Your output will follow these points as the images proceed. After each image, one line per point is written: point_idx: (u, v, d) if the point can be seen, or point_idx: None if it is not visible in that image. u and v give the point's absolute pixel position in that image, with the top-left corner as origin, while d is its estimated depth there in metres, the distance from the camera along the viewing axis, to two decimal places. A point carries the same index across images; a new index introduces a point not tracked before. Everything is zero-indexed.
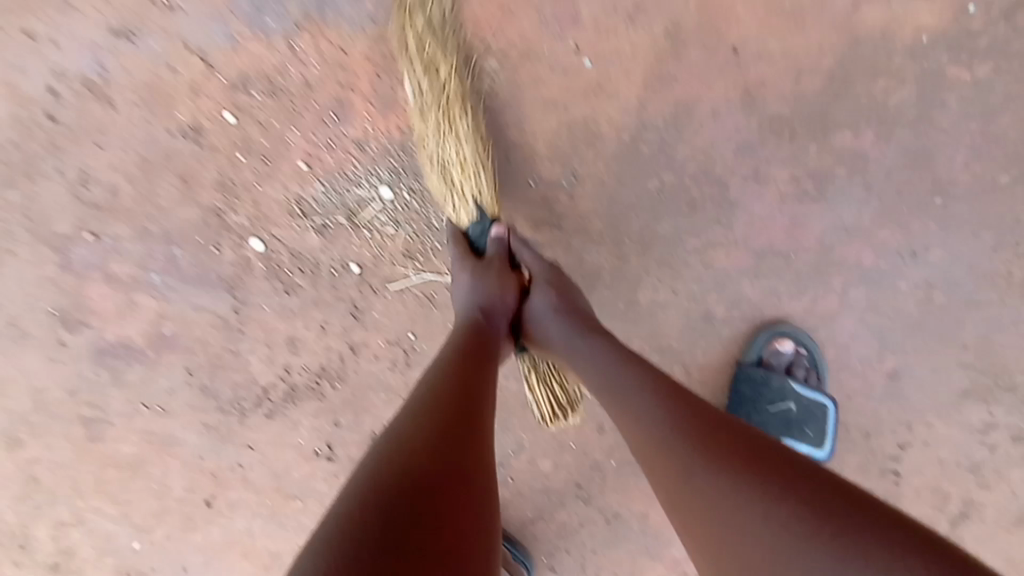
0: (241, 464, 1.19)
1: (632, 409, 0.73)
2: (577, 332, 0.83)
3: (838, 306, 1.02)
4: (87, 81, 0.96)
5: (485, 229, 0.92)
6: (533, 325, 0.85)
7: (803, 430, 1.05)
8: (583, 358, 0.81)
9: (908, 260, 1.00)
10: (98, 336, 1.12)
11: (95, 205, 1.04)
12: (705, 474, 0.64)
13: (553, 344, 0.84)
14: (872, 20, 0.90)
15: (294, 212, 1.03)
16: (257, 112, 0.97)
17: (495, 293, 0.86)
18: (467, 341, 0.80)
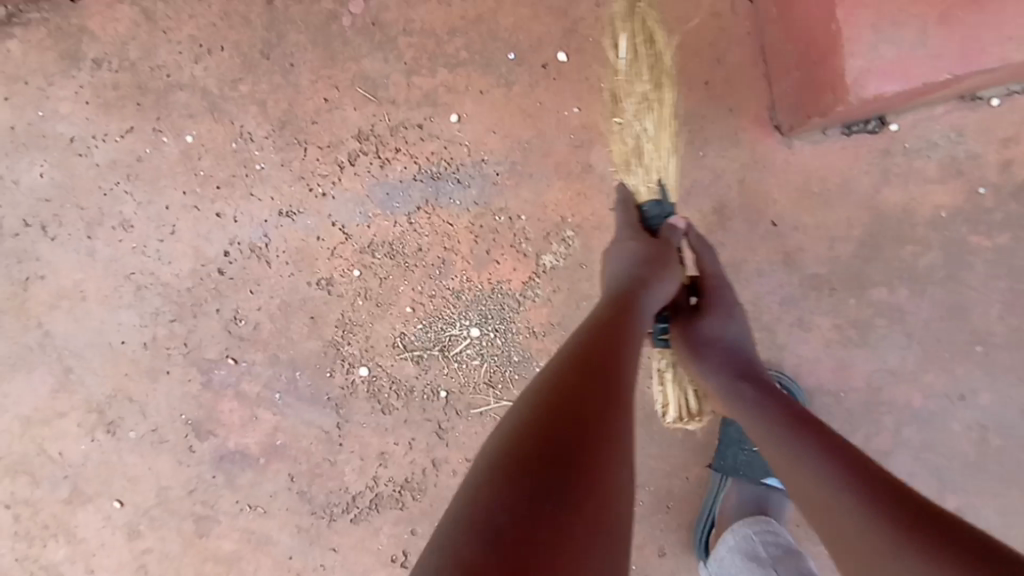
0: (323, 566, 1.27)
1: (784, 447, 0.72)
2: (732, 378, 0.86)
3: (891, 443, 1.10)
4: (253, 246, 1.25)
5: (665, 212, 0.99)
6: (691, 340, 0.91)
7: None
8: (736, 398, 0.83)
9: (957, 403, 1.08)
10: (221, 444, 1.29)
11: (240, 336, 1.27)
12: (856, 517, 0.60)
13: (700, 370, 0.89)
14: (893, 199, 1.06)
15: (397, 346, 1.22)
16: (378, 268, 1.22)
17: (658, 282, 0.90)
18: (614, 314, 0.84)
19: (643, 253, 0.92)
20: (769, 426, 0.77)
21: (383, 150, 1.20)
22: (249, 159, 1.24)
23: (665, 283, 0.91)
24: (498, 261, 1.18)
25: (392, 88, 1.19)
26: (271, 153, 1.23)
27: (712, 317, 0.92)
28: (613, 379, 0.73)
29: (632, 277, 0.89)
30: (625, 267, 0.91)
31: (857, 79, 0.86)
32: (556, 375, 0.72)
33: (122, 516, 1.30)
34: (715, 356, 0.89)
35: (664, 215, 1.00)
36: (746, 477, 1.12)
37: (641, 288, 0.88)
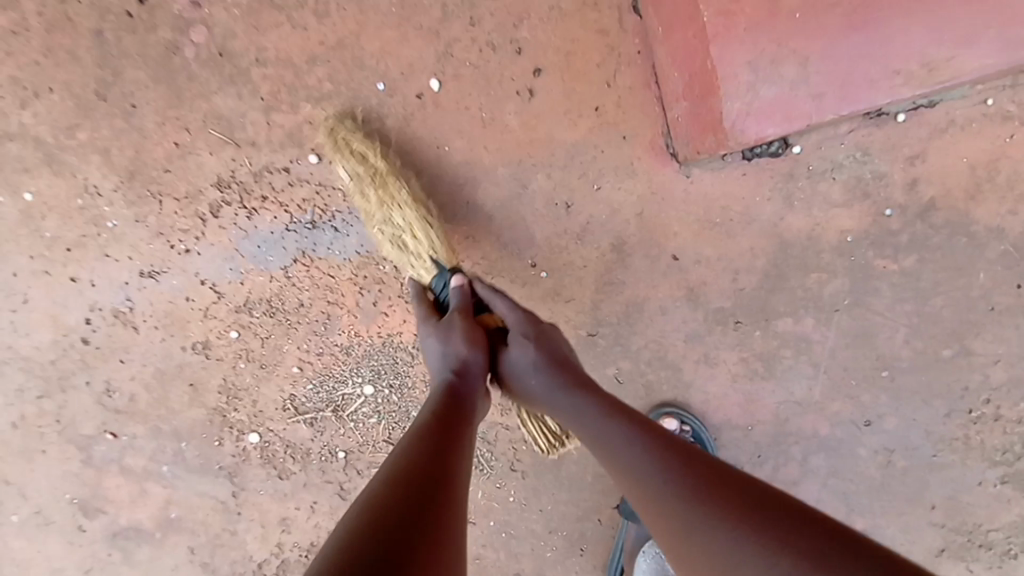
0: None
1: (622, 464, 0.67)
2: (562, 391, 0.78)
3: (798, 473, 1.06)
4: (117, 311, 1.12)
5: (447, 281, 0.95)
6: (514, 377, 0.82)
7: None
8: (572, 414, 0.76)
9: (863, 428, 1.04)
10: (112, 521, 1.20)
11: (116, 408, 1.15)
12: (711, 540, 0.54)
13: (536, 400, 0.80)
14: (798, 226, 0.98)
15: (287, 409, 1.12)
16: (257, 327, 1.10)
17: (464, 354, 0.81)
18: (444, 404, 0.74)
19: (447, 332, 0.83)
20: (619, 445, 0.69)
21: (249, 199, 1.07)
22: (98, 215, 1.09)
23: (479, 354, 0.82)
24: (388, 312, 1.09)
25: (250, 128, 1.05)
26: (122, 208, 1.09)
27: (523, 347, 0.82)
28: (443, 471, 0.61)
29: (449, 365, 0.80)
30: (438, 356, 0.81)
31: (736, 123, 0.83)
32: (385, 479, 0.57)
33: None
34: (546, 385, 0.79)
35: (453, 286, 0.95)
36: (646, 521, 1.04)
37: (458, 376, 0.79)
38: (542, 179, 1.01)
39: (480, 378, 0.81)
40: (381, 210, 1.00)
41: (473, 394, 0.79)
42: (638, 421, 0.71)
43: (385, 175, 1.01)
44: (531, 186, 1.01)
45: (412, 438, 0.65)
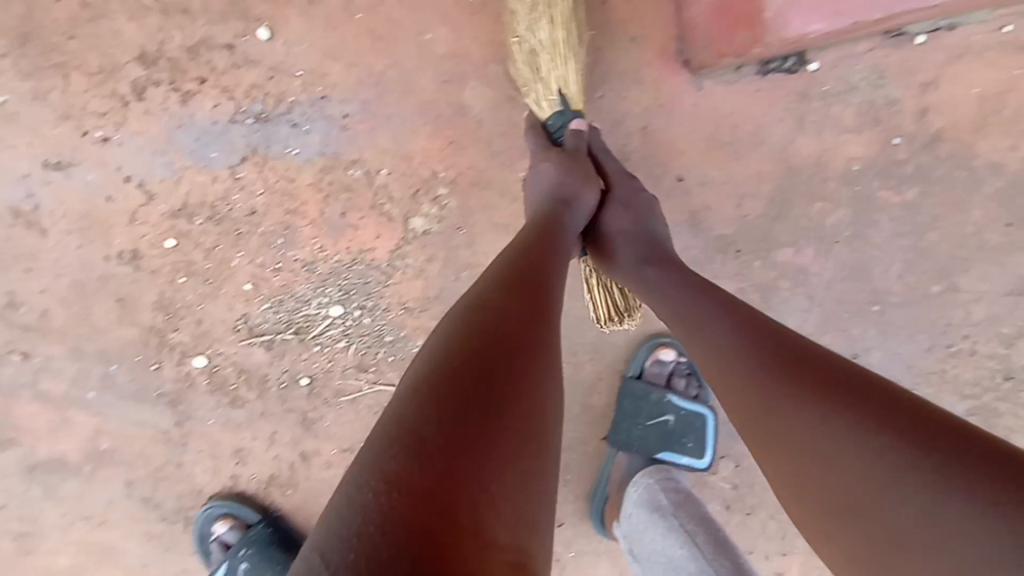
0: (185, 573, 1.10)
1: (710, 335, 0.63)
2: (641, 265, 0.74)
3: None
4: (17, 211, 0.93)
5: (566, 122, 0.84)
6: (605, 243, 0.79)
7: (684, 442, 1.08)
8: (645, 286, 0.72)
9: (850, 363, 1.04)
10: (28, 454, 1.05)
11: (25, 325, 0.99)
12: (826, 434, 0.49)
13: (616, 271, 0.77)
14: (805, 151, 0.94)
15: (239, 330, 1.00)
16: (199, 236, 0.95)
17: (569, 184, 0.77)
18: (542, 232, 0.70)
19: (567, 166, 0.78)
20: (702, 321, 0.65)
21: (181, 79, 0.88)
22: None
23: (588, 197, 0.78)
24: (358, 226, 0.95)
25: None
26: (14, 81, 0.88)
27: (618, 210, 0.80)
28: (540, 316, 0.58)
29: (554, 196, 0.76)
30: (542, 196, 0.76)
31: (780, 13, 0.76)
32: (461, 316, 0.55)
33: None
34: (631, 254, 0.76)
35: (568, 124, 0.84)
36: (640, 452, 1.08)
37: (564, 206, 0.75)
38: None
39: (581, 225, 0.77)
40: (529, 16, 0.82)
41: (573, 235, 0.74)
42: (735, 304, 0.65)
43: None
44: None
45: (512, 266, 0.63)
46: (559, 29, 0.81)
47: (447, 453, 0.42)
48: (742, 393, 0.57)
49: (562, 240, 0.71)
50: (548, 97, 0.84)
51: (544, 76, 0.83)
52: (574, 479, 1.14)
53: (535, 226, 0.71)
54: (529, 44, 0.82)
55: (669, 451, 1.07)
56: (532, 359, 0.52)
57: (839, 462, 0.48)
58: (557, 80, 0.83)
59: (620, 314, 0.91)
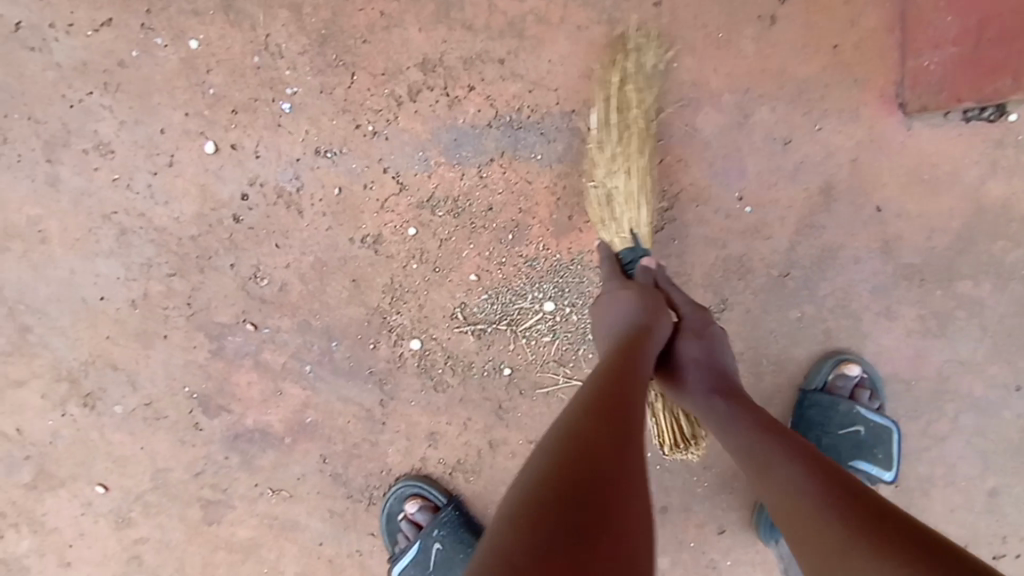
0: (358, 553, 1.07)
1: (758, 461, 0.67)
2: (711, 397, 0.77)
3: (948, 430, 1.08)
4: (280, 191, 1.00)
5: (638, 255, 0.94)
6: (673, 369, 0.82)
7: (873, 453, 1.05)
8: (712, 418, 0.75)
9: (1013, 392, 1.06)
10: (236, 422, 1.05)
11: (262, 298, 1.02)
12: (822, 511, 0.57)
13: (685, 398, 0.80)
14: (995, 194, 1.02)
15: (455, 316, 1.03)
16: (438, 227, 1.01)
17: (649, 312, 0.81)
18: (627, 340, 0.75)
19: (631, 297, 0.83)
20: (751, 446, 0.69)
21: (453, 86, 0.99)
22: (276, 80, 0.98)
23: (663, 326, 0.81)
24: (582, 230, 1.02)
25: (469, 10, 0.98)
26: (305, 75, 0.98)
27: (669, 316, 0.82)
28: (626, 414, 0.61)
29: (634, 321, 0.79)
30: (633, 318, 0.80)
31: None
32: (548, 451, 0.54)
33: (105, 504, 1.06)
34: (703, 383, 0.79)
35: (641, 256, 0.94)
36: None
37: (647, 331, 0.78)
38: (764, 112, 1.00)
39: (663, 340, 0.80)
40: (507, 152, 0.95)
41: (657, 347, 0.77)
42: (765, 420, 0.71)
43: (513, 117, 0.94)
44: (753, 117, 1.00)
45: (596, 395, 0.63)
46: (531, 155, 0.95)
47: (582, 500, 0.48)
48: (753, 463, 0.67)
49: (638, 355, 0.73)
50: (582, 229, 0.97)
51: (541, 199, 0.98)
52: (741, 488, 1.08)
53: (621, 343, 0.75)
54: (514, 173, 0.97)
55: (861, 459, 1.05)
56: (637, 435, 0.59)
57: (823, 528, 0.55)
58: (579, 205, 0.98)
59: (684, 442, 0.99)
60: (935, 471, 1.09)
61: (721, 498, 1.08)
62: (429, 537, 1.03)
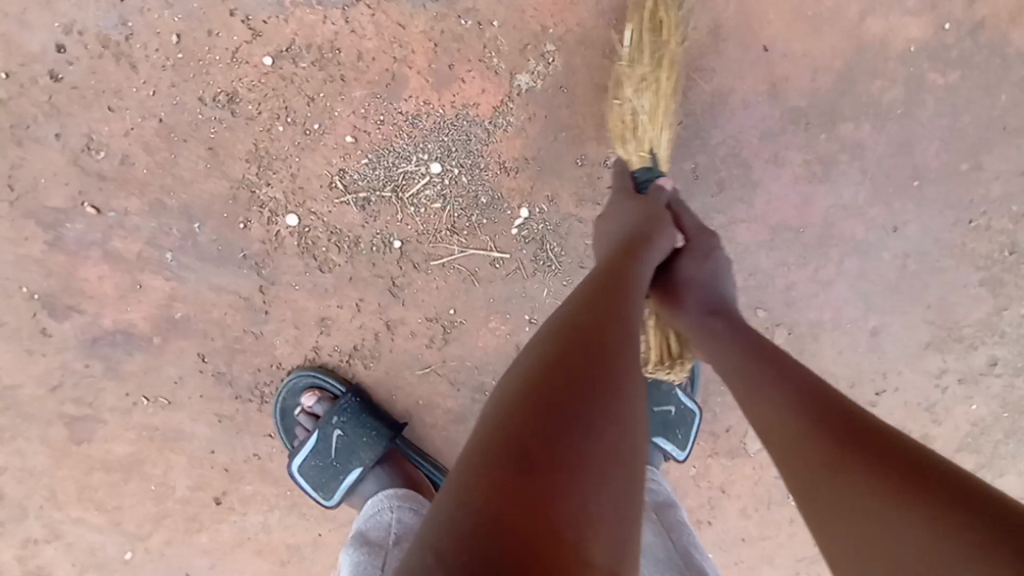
0: (258, 457, 1.02)
1: (740, 371, 0.67)
2: (707, 316, 0.75)
3: (833, 274, 1.14)
4: (104, 39, 0.86)
5: (653, 176, 0.90)
6: (683, 287, 0.79)
7: (674, 432, 1.04)
8: (709, 340, 0.73)
9: (890, 234, 1.13)
10: (91, 324, 0.93)
11: (99, 174, 0.89)
12: (820, 441, 0.54)
13: (679, 316, 0.77)
14: (873, 31, 1.03)
15: (334, 186, 0.95)
16: (303, 82, 0.91)
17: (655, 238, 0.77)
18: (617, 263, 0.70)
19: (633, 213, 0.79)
20: (743, 361, 0.67)
21: None
22: None
23: (665, 238, 0.78)
24: (464, 79, 0.95)
25: None
26: None
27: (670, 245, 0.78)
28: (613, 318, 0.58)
29: (636, 228, 0.77)
30: (624, 227, 0.78)
31: None
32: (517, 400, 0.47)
33: None
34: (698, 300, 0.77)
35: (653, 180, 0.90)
36: None
37: (642, 240, 0.75)
38: None
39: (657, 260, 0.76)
40: (636, 86, 0.93)
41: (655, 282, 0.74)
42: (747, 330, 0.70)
43: (667, 53, 0.93)
44: None
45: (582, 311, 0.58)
46: (648, 99, 0.93)
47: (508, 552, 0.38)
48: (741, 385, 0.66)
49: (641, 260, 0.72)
50: (640, 154, 0.93)
51: (639, 135, 0.94)
52: None
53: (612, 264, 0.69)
54: (630, 107, 0.93)
55: (662, 436, 1.03)
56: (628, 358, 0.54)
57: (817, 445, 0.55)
58: (648, 141, 0.93)
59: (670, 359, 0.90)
60: (824, 315, 1.17)
61: None
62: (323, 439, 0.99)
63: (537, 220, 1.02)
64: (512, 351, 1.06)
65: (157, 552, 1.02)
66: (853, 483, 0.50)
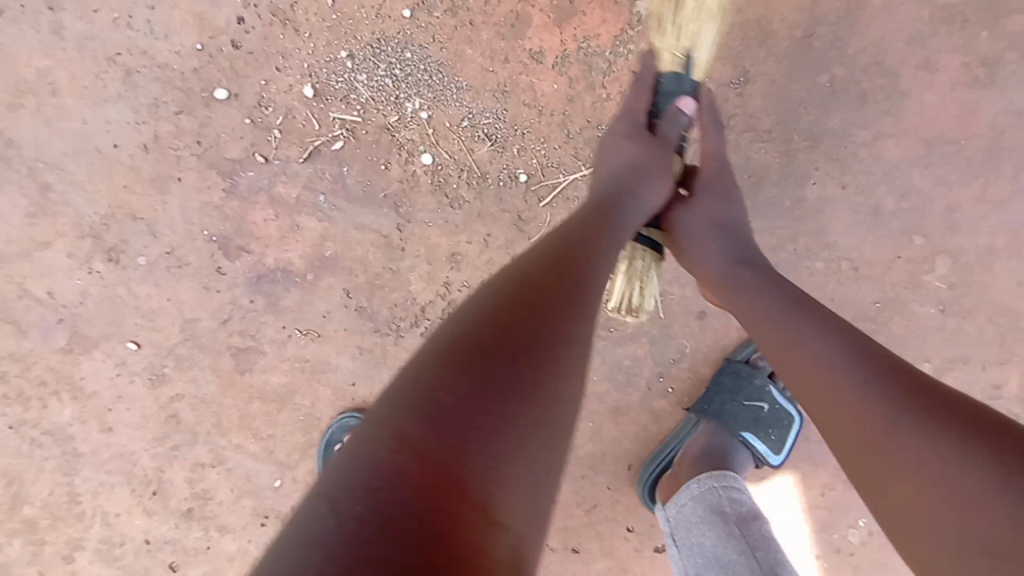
0: None
1: (793, 347, 0.66)
2: (734, 267, 0.79)
3: (1008, 191, 0.99)
4: (274, 8, 0.99)
5: (679, 89, 0.87)
6: (686, 238, 0.84)
7: (767, 433, 0.99)
8: (744, 291, 0.76)
9: None
10: (257, 263, 1.04)
11: (268, 127, 1.02)
12: (893, 426, 0.54)
13: (700, 258, 0.82)
14: None
15: (464, 125, 1.01)
16: (438, 29, 0.99)
17: (635, 161, 0.82)
18: (609, 206, 0.77)
19: (648, 147, 0.84)
20: (804, 335, 0.66)
21: None
22: None
23: (653, 193, 0.81)
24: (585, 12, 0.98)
25: None
26: None
27: (707, 242, 0.82)
28: (581, 260, 0.66)
29: (625, 179, 0.80)
30: (610, 185, 0.80)
31: None
32: (444, 338, 0.51)
33: (139, 361, 1.06)
34: (730, 250, 0.81)
35: (681, 90, 0.87)
36: (723, 423, 0.98)
37: (629, 190, 0.79)
38: None
39: (651, 205, 0.82)
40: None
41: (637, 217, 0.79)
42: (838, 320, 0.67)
43: None
44: None
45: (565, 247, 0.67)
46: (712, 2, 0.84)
47: (440, 487, 0.40)
48: (797, 359, 0.65)
49: (613, 217, 0.75)
50: (674, 55, 0.87)
51: (682, 27, 0.86)
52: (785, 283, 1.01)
53: (596, 202, 0.78)
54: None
55: (753, 434, 0.98)
56: (576, 282, 0.62)
57: (890, 436, 0.54)
58: (690, 35, 0.86)
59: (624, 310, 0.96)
60: (996, 242, 1.00)
61: None
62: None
63: (661, 148, 1.00)
64: None
65: (304, 482, 1.07)
66: (931, 450, 0.51)
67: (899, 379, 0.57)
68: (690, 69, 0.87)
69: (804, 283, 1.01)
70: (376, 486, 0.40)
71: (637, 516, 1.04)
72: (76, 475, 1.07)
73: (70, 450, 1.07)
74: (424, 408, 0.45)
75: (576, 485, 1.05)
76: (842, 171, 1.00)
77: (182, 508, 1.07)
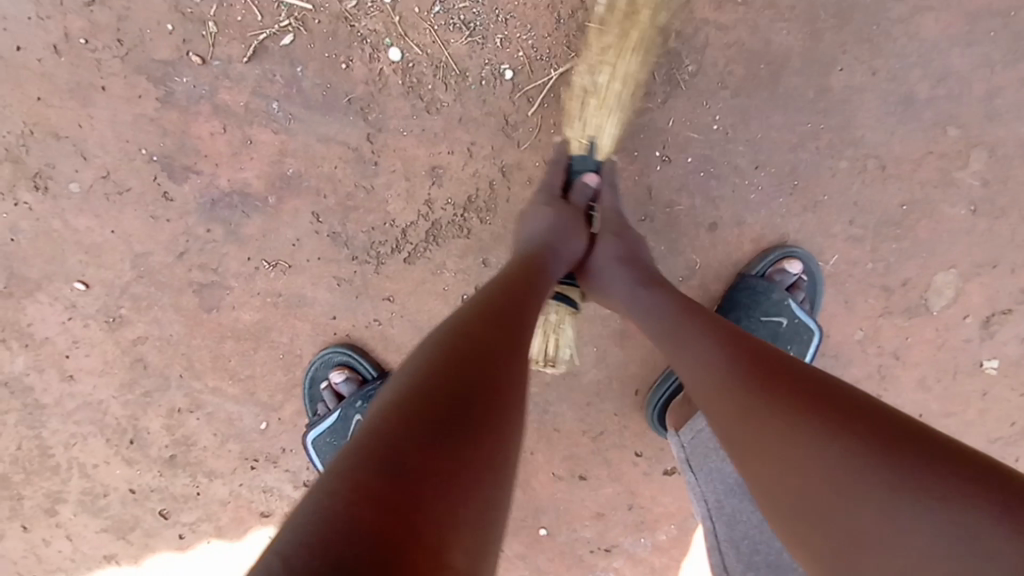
0: (378, 322, 0.96)
1: (693, 361, 0.63)
2: (640, 287, 0.73)
3: None
4: None
5: (589, 167, 0.85)
6: (597, 274, 0.78)
7: (785, 350, 0.94)
8: (646, 315, 0.71)
9: None
10: (210, 186, 0.91)
11: (202, 20, 0.85)
12: (798, 437, 0.49)
13: (613, 298, 0.77)
14: None
15: (437, 11, 0.85)
16: None
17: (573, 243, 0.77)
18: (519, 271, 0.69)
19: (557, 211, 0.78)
20: (689, 342, 0.65)
21: None
22: None
23: (575, 246, 0.77)
24: None
25: None
26: None
27: (624, 274, 0.76)
28: (521, 315, 0.62)
29: (544, 240, 0.75)
30: (531, 238, 0.76)
31: None
32: (422, 370, 0.50)
33: (90, 303, 0.95)
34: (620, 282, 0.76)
35: (591, 169, 0.85)
36: None
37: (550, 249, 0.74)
38: None
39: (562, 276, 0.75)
40: (592, 66, 0.84)
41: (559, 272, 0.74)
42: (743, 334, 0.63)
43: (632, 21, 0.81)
44: None
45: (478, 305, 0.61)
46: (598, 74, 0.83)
47: (394, 525, 0.37)
48: (693, 365, 0.63)
49: (538, 277, 0.70)
50: (584, 136, 0.86)
51: (585, 121, 0.86)
52: (805, 186, 0.91)
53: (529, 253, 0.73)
54: (583, 84, 0.84)
55: None
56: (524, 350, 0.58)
57: (799, 452, 0.49)
58: (588, 127, 0.85)
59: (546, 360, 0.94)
60: None
61: (780, 203, 0.92)
62: (351, 406, 0.96)
63: (669, 31, 0.86)
64: (643, 196, 0.91)
65: (291, 423, 1.00)
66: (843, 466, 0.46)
67: (791, 392, 0.52)
68: (596, 152, 0.86)
69: (826, 186, 0.91)
70: (327, 507, 0.38)
71: (644, 438, 1.01)
72: (43, 427, 1.00)
73: (32, 401, 0.99)
74: (407, 444, 0.42)
75: (578, 411, 1.00)
76: (873, 54, 0.88)
77: (163, 455, 1.01)
